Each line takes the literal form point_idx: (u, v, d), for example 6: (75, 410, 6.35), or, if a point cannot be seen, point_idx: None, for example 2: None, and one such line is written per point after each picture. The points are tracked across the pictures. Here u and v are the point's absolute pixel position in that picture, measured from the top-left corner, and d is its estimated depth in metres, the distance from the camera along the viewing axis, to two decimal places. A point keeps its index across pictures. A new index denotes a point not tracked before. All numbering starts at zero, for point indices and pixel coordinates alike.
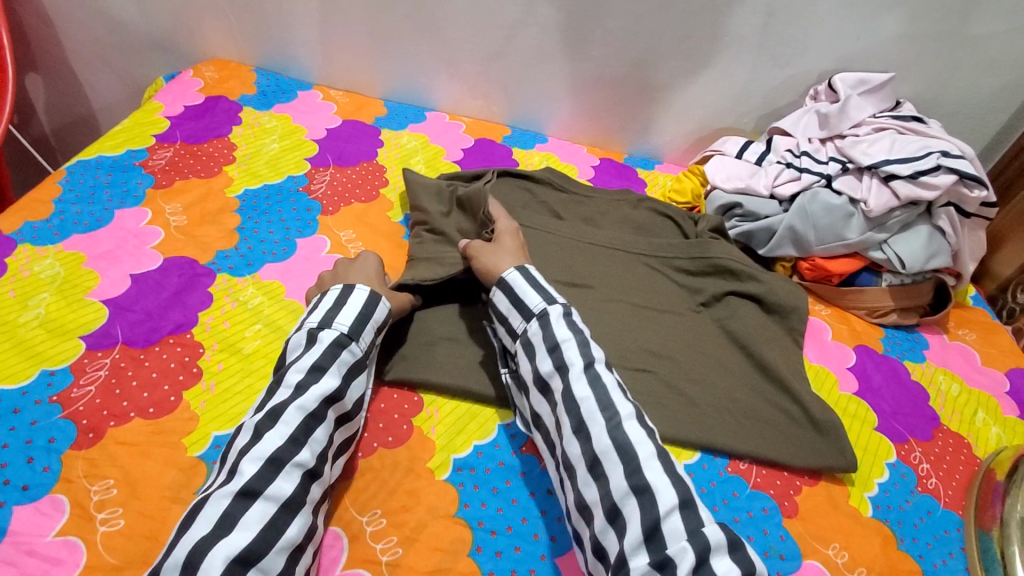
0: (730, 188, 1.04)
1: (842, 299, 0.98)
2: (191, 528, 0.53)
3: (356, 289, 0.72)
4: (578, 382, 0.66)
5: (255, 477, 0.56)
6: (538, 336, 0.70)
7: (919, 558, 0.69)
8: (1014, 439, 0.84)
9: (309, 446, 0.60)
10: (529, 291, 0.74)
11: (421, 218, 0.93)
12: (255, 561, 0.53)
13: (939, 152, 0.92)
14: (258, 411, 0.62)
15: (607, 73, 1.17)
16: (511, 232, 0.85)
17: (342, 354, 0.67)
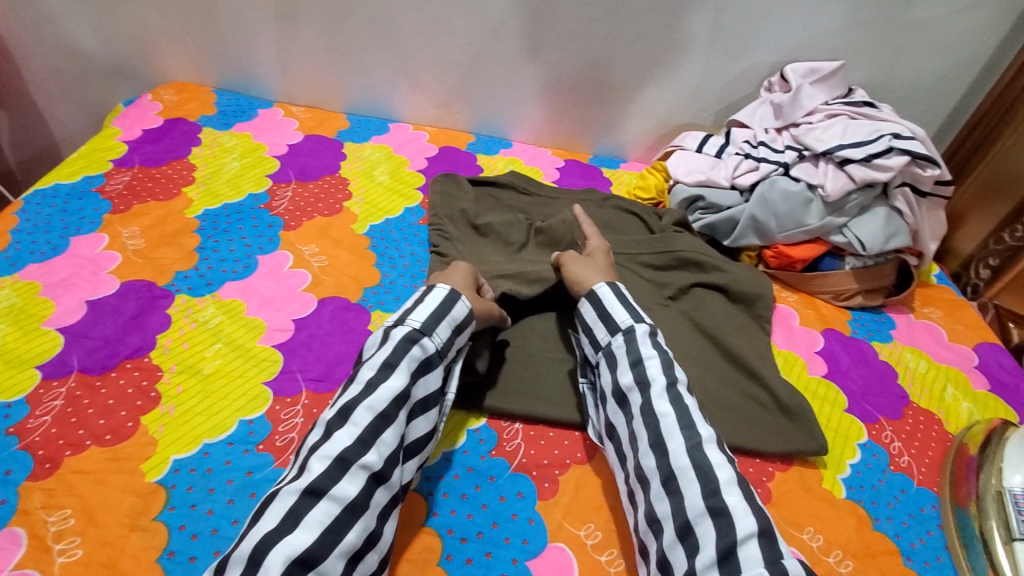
0: (691, 181, 1.05)
1: (807, 284, 0.99)
2: (260, 519, 0.53)
3: (438, 288, 0.71)
4: (659, 399, 0.65)
5: (322, 475, 0.56)
6: (622, 349, 0.71)
7: (895, 537, 0.68)
8: (986, 413, 0.84)
9: (376, 448, 0.59)
10: (619, 307, 0.74)
11: (499, 237, 0.97)
12: (315, 564, 0.52)
13: (891, 134, 0.94)
14: (329, 408, 0.62)
15: (566, 75, 1.18)
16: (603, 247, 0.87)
17: (413, 350, 0.65)
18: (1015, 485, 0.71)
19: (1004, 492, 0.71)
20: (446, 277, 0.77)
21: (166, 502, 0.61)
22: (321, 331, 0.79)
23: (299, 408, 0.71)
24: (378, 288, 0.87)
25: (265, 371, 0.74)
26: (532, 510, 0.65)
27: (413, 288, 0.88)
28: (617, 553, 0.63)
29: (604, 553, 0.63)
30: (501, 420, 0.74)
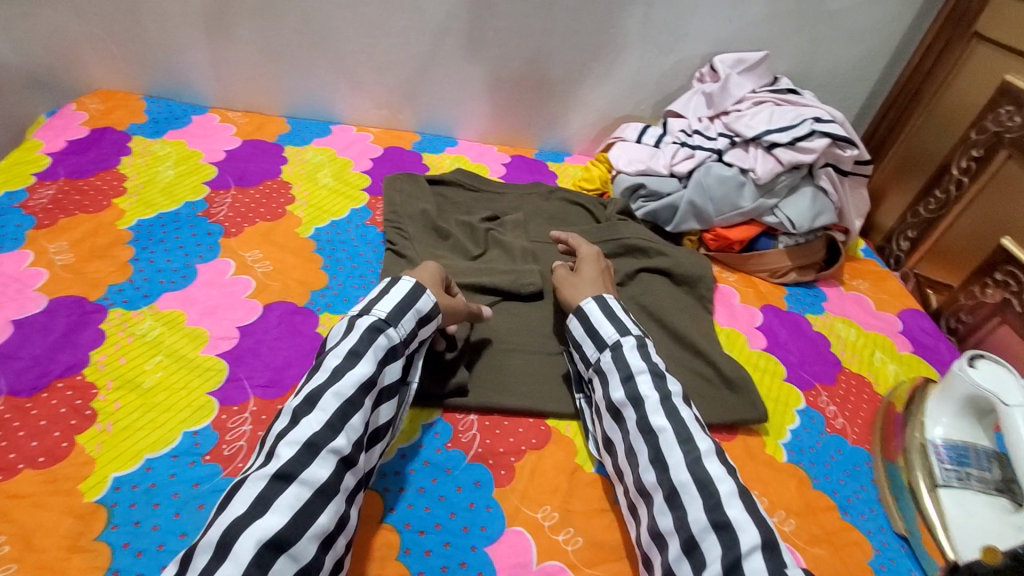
0: (633, 170, 1.09)
1: (745, 264, 1.04)
2: (227, 507, 0.53)
3: (404, 278, 0.71)
4: (655, 414, 0.65)
5: (292, 461, 0.55)
6: (610, 364, 0.71)
7: (833, 494, 0.73)
8: (911, 372, 0.90)
9: (345, 432, 0.59)
10: (605, 322, 0.74)
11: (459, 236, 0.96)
12: (288, 548, 0.51)
13: (812, 118, 1.00)
14: (295, 396, 0.61)
15: (507, 72, 1.19)
16: (593, 259, 0.87)
17: (379, 339, 0.65)
18: (935, 437, 0.73)
19: (926, 445, 0.73)
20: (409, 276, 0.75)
21: (108, 520, 0.59)
22: (268, 336, 0.78)
23: (247, 416, 0.69)
24: (325, 291, 0.86)
25: (210, 381, 0.72)
26: (490, 498, 0.66)
27: (363, 288, 0.87)
28: (575, 531, 0.64)
29: (561, 534, 0.64)
30: (456, 413, 0.74)
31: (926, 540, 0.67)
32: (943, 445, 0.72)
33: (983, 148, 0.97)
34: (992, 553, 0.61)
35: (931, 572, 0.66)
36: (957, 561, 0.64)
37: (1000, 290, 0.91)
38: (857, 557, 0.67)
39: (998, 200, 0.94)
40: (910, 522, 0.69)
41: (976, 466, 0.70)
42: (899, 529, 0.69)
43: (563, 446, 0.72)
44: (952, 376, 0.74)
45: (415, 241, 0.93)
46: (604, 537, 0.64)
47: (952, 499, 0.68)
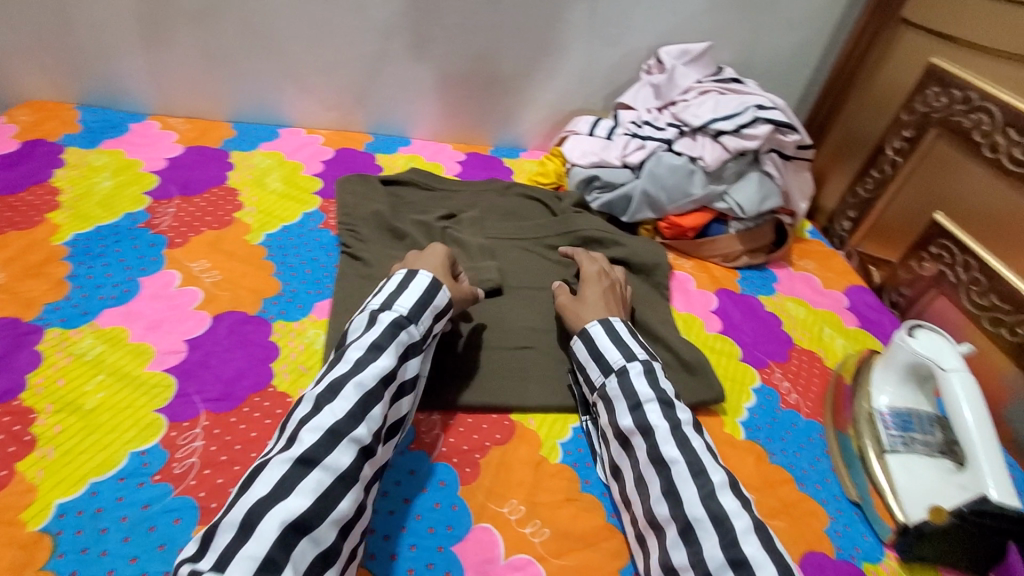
0: (586, 163, 1.09)
1: (699, 251, 1.07)
2: (250, 488, 0.53)
3: (421, 274, 0.73)
4: (665, 444, 0.63)
5: (314, 446, 0.56)
6: (616, 390, 0.69)
7: (789, 467, 0.75)
8: (857, 345, 0.94)
9: (366, 422, 0.60)
10: (610, 346, 0.73)
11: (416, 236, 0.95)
12: (309, 530, 0.52)
13: (755, 106, 1.03)
14: (316, 384, 0.62)
15: (457, 69, 1.19)
16: (595, 280, 0.85)
17: (400, 335, 0.66)
18: (881, 405, 0.76)
19: (873, 413, 0.76)
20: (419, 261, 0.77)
21: (52, 549, 0.56)
22: (218, 348, 0.75)
23: (198, 431, 0.66)
24: (278, 298, 0.83)
25: (157, 398, 0.69)
26: (455, 496, 0.66)
27: (318, 292, 0.85)
28: (541, 523, 0.64)
29: (528, 526, 0.64)
30: (418, 413, 0.73)
31: (877, 505, 0.69)
32: (889, 412, 0.75)
33: (914, 130, 1.01)
34: (939, 513, 0.63)
35: (883, 536, 0.68)
36: (907, 523, 0.66)
37: (935, 263, 0.96)
38: (815, 526, 0.68)
39: (930, 177, 0.98)
40: (862, 488, 0.71)
41: (919, 431, 0.73)
42: (852, 496, 0.72)
43: (527, 440, 0.72)
44: (894, 346, 0.78)
45: (370, 243, 0.91)
46: (571, 526, 0.65)
47: (900, 463, 0.70)
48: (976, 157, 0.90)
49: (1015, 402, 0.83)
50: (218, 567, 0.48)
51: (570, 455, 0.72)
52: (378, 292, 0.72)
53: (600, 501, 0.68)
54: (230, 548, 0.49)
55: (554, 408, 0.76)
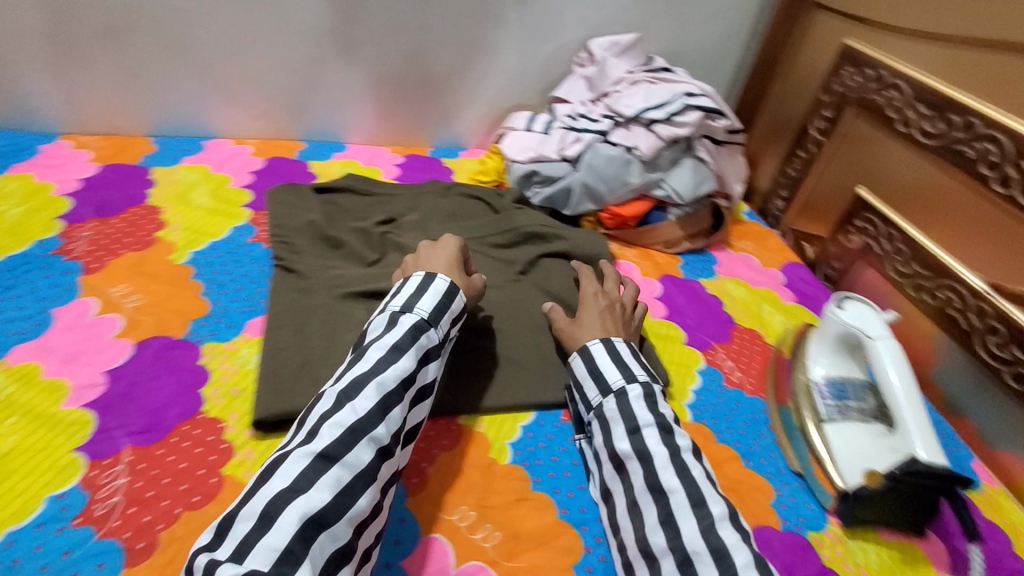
0: (524, 159, 1.08)
1: (641, 239, 1.08)
2: (269, 480, 0.53)
3: (439, 277, 0.73)
4: (664, 471, 0.60)
5: (335, 443, 0.56)
6: (614, 412, 0.66)
7: (736, 445, 0.77)
8: (795, 320, 0.98)
9: (386, 423, 0.60)
10: (610, 365, 0.70)
11: (353, 243, 0.92)
12: (327, 526, 0.52)
13: (684, 93, 1.05)
14: (337, 382, 0.62)
15: (389, 71, 1.16)
16: (592, 300, 0.81)
17: (421, 338, 0.67)
18: (817, 376, 0.79)
19: (810, 385, 0.79)
20: (431, 256, 0.78)
21: None
22: (143, 377, 0.71)
23: (122, 467, 0.62)
24: (207, 318, 0.79)
25: (76, 435, 0.65)
26: (403, 509, 0.64)
27: (250, 309, 0.81)
28: (492, 527, 0.63)
29: (478, 531, 0.63)
30: None
31: (820, 475, 0.72)
32: (824, 382, 0.78)
33: (833, 109, 1.06)
34: (875, 476, 0.66)
35: (826, 503, 0.70)
36: (846, 489, 0.68)
37: (860, 235, 1.00)
38: (760, 499, 0.71)
39: (851, 154, 1.03)
40: (804, 459, 0.74)
41: (853, 398, 0.76)
42: (795, 467, 0.74)
43: (475, 444, 0.71)
44: (826, 319, 0.81)
45: (304, 254, 0.88)
46: (522, 526, 0.64)
47: (836, 432, 0.73)
48: (890, 132, 0.94)
49: (940, 363, 0.87)
50: (234, 561, 0.48)
51: (519, 454, 0.71)
52: (397, 293, 0.72)
53: (552, 497, 0.67)
54: (249, 538, 0.49)
55: (502, 408, 0.75)
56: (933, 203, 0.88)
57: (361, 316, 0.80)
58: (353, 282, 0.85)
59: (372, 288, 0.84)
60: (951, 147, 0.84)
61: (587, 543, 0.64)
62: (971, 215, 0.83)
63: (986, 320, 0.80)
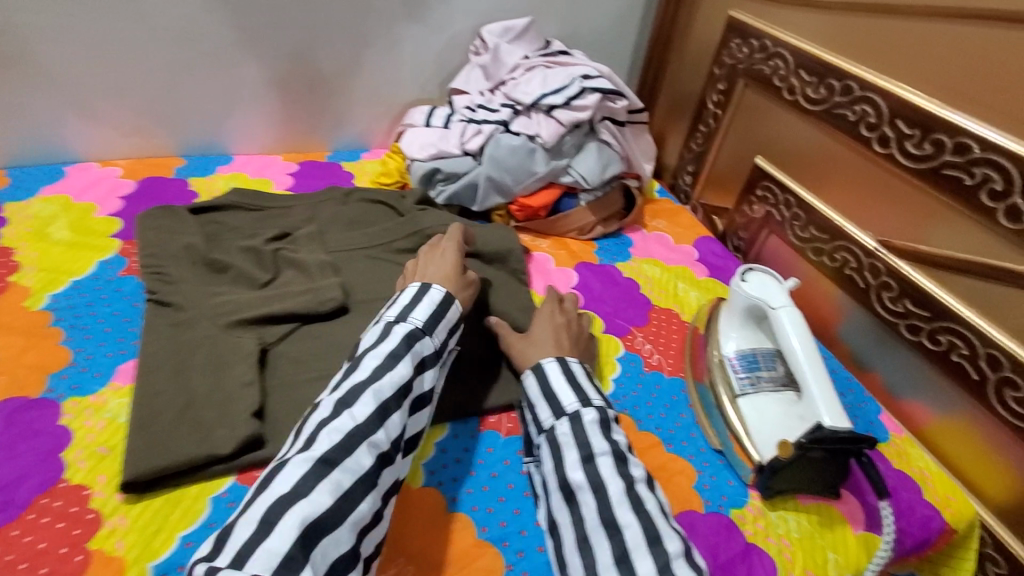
0: (425, 156, 1.03)
1: (554, 228, 1.06)
2: (270, 486, 0.53)
3: (432, 288, 0.73)
4: (619, 506, 0.55)
5: (333, 448, 0.56)
6: (567, 437, 0.60)
7: (656, 430, 0.76)
8: (709, 295, 0.98)
9: (385, 428, 0.60)
10: (565, 387, 0.64)
11: (240, 263, 0.85)
12: (328, 531, 0.52)
13: (581, 76, 1.02)
14: (334, 391, 0.62)
15: (272, 73, 1.08)
16: (547, 316, 0.76)
17: (416, 346, 0.67)
18: (729, 351, 0.79)
19: (723, 359, 0.79)
20: (430, 263, 0.80)
21: None
22: None
23: None
24: (69, 370, 0.71)
25: None
26: None
27: (120, 354, 0.73)
28: (405, 560, 0.59)
29: (389, 568, 0.59)
30: (253, 470, 0.64)
31: (737, 449, 0.72)
32: (736, 356, 0.78)
33: (726, 82, 1.07)
34: (786, 447, 0.66)
35: (745, 478, 0.71)
36: (761, 462, 0.69)
37: (762, 205, 1.02)
38: (683, 484, 0.70)
39: (747, 125, 1.04)
40: (722, 436, 0.74)
41: (765, 368, 0.76)
42: (715, 444, 0.74)
43: None
44: (733, 293, 0.80)
45: (182, 283, 0.79)
46: (436, 553, 0.60)
47: (750, 405, 0.73)
48: (779, 101, 0.96)
49: (846, 321, 0.90)
50: (234, 567, 0.47)
51: (432, 475, 0.67)
52: (391, 304, 0.72)
53: (469, 516, 0.63)
54: (249, 543, 0.49)
55: None
56: (823, 167, 0.90)
57: (249, 344, 0.73)
58: (241, 308, 0.77)
59: (260, 313, 0.76)
60: (833, 112, 0.86)
61: (509, 560, 0.60)
62: (857, 177, 0.85)
63: (879, 277, 0.83)
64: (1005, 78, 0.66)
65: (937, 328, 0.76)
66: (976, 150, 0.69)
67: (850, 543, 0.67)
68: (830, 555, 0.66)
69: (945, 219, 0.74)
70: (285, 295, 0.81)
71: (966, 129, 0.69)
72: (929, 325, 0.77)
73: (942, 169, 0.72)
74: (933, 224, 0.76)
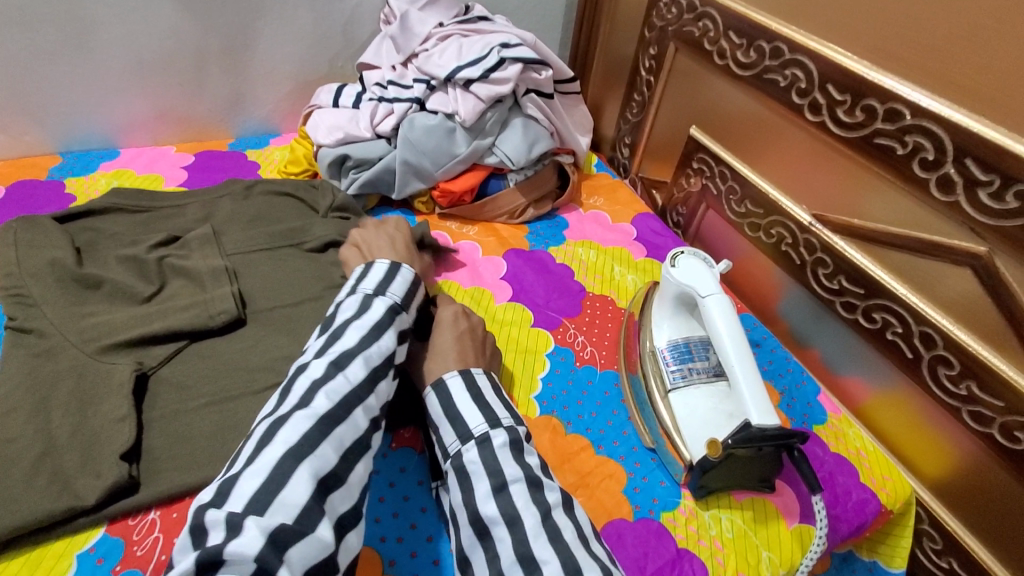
0: (332, 141, 0.94)
1: (482, 213, 0.98)
2: (275, 439, 0.48)
3: (403, 264, 0.68)
4: (536, 539, 0.51)
5: (334, 409, 0.52)
6: (477, 465, 0.56)
7: (587, 432, 0.71)
8: (647, 278, 0.93)
9: (376, 393, 0.56)
10: (470, 407, 0.60)
11: (118, 275, 0.75)
12: (338, 486, 0.49)
13: (499, 45, 0.93)
14: (319, 355, 0.57)
15: (156, 53, 0.95)
16: (449, 323, 0.68)
17: (399, 318, 0.63)
18: (661, 342, 0.74)
19: (655, 350, 0.74)
20: (380, 235, 0.77)
21: None
22: None
23: None
24: None
25: None
26: None
27: None
28: None
29: None
30: (127, 518, 0.58)
31: (670, 447, 0.67)
32: (668, 347, 0.73)
33: (657, 45, 0.99)
34: (715, 446, 0.62)
35: (678, 477, 0.67)
36: (693, 460, 0.65)
37: (698, 178, 0.96)
38: (610, 489, 0.66)
39: (680, 91, 0.97)
40: (655, 433, 0.70)
41: (697, 359, 0.71)
42: (648, 442, 0.70)
43: None
44: (664, 279, 0.75)
45: (44, 305, 0.69)
46: None
47: (681, 400, 0.69)
48: (711, 67, 0.89)
49: (784, 298, 0.87)
50: (255, 513, 0.43)
51: None
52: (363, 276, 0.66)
53: (377, 549, 0.58)
54: (264, 493, 0.45)
55: None
56: (757, 137, 0.84)
57: (123, 371, 0.64)
58: (115, 330, 0.68)
59: (138, 334, 0.68)
60: (763, 76, 0.80)
61: None
62: (789, 147, 0.80)
63: (814, 253, 0.79)
64: (936, 36, 0.61)
65: (871, 306, 0.73)
66: (907, 117, 0.64)
67: (783, 538, 0.64)
68: (763, 553, 0.63)
69: (877, 191, 0.70)
70: (173, 308, 0.71)
71: (898, 94, 0.64)
72: (863, 302, 0.74)
73: (875, 139, 0.68)
74: (866, 197, 0.71)
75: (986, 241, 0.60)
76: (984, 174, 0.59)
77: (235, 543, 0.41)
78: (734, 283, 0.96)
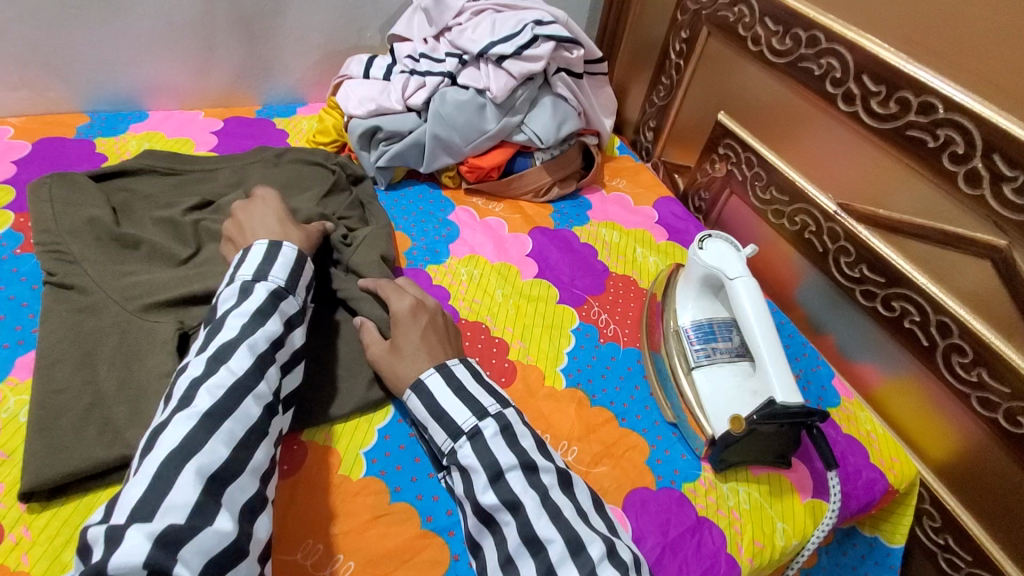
0: (363, 113, 0.94)
1: (508, 190, 0.99)
2: (155, 446, 0.48)
3: (285, 245, 0.66)
4: (537, 520, 0.54)
5: (217, 405, 0.51)
6: (471, 458, 0.57)
7: (611, 405, 0.74)
8: (668, 260, 0.95)
9: (267, 380, 0.56)
10: (454, 403, 0.60)
11: (154, 237, 0.76)
12: (231, 481, 0.49)
13: (533, 22, 0.94)
14: (199, 352, 0.56)
15: (185, 16, 0.95)
16: (407, 321, 0.67)
17: (283, 305, 0.61)
18: (685, 322, 0.76)
19: (679, 330, 0.76)
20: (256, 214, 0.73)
21: None
22: None
23: None
24: None
25: None
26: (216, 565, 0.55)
27: (22, 344, 0.66)
28: (345, 557, 0.56)
29: (329, 565, 0.56)
30: None
31: (690, 421, 0.70)
32: (692, 327, 0.75)
33: (690, 29, 0.99)
34: (738, 422, 0.65)
35: (699, 450, 0.70)
36: (715, 435, 0.67)
37: (725, 163, 0.98)
38: (636, 459, 0.69)
39: (711, 77, 0.98)
40: (676, 408, 0.72)
41: (720, 339, 0.74)
42: (669, 417, 0.73)
43: (320, 465, 0.62)
44: (690, 260, 0.77)
45: (84, 262, 0.71)
46: (378, 548, 0.58)
47: (704, 376, 0.71)
48: (744, 52, 0.90)
49: (803, 285, 0.89)
50: (140, 521, 0.44)
51: (372, 466, 0.63)
52: (240, 262, 0.63)
53: (415, 505, 0.61)
54: (146, 501, 0.45)
55: (359, 408, 0.67)
56: (785, 124, 0.86)
57: (167, 329, 0.66)
58: (156, 290, 0.70)
59: (179, 295, 0.69)
60: (797, 64, 0.81)
61: (454, 550, 0.59)
62: (818, 136, 0.81)
63: (838, 242, 0.81)
64: (974, 34, 0.63)
65: (892, 295, 0.75)
66: (940, 111, 0.65)
67: (797, 511, 0.68)
68: (777, 524, 0.66)
69: (905, 182, 0.72)
70: (213, 271, 0.73)
71: (932, 88, 0.66)
72: (884, 291, 0.76)
73: (908, 130, 0.69)
74: (893, 188, 0.73)
75: (1005, 234, 0.62)
76: (1010, 170, 0.60)
77: (118, 553, 0.41)
78: (755, 269, 0.97)
